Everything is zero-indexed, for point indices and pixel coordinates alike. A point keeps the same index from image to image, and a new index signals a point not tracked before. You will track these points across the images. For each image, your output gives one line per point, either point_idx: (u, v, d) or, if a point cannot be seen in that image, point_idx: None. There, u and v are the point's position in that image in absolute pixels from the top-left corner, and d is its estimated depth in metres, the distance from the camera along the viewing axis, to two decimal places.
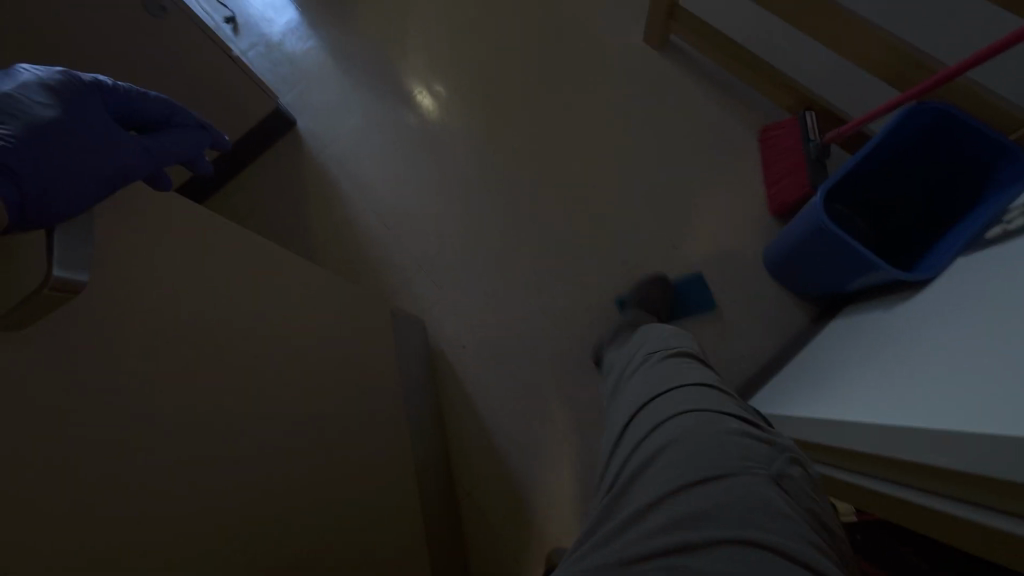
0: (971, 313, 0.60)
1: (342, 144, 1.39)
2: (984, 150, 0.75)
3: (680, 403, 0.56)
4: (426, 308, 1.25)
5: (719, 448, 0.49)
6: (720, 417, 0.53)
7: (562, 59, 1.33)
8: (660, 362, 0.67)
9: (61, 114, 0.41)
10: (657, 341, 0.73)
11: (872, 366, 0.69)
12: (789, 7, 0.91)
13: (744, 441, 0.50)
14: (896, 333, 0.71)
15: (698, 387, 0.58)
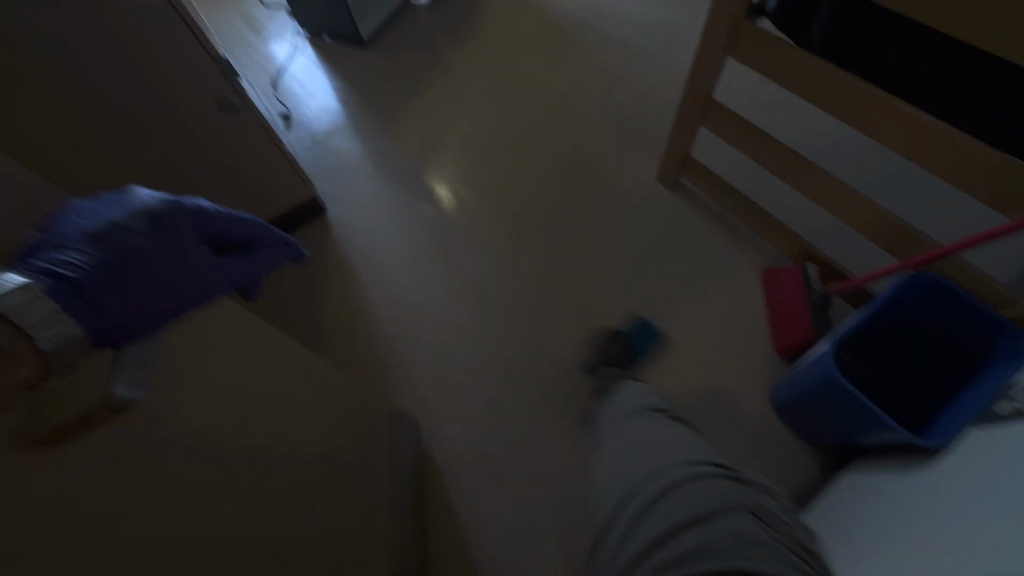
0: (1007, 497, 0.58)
1: (366, 233, 1.45)
2: (982, 324, 0.80)
3: (660, 457, 0.70)
4: (426, 407, 1.22)
5: (700, 494, 0.60)
6: (701, 468, 0.65)
7: (582, 184, 1.46)
8: (635, 423, 0.84)
9: (154, 239, 0.46)
10: (633, 403, 0.92)
11: (908, 541, 0.65)
12: (792, 171, 1.04)
13: (723, 483, 0.62)
14: (926, 506, 0.68)
15: (667, 448, 0.72)
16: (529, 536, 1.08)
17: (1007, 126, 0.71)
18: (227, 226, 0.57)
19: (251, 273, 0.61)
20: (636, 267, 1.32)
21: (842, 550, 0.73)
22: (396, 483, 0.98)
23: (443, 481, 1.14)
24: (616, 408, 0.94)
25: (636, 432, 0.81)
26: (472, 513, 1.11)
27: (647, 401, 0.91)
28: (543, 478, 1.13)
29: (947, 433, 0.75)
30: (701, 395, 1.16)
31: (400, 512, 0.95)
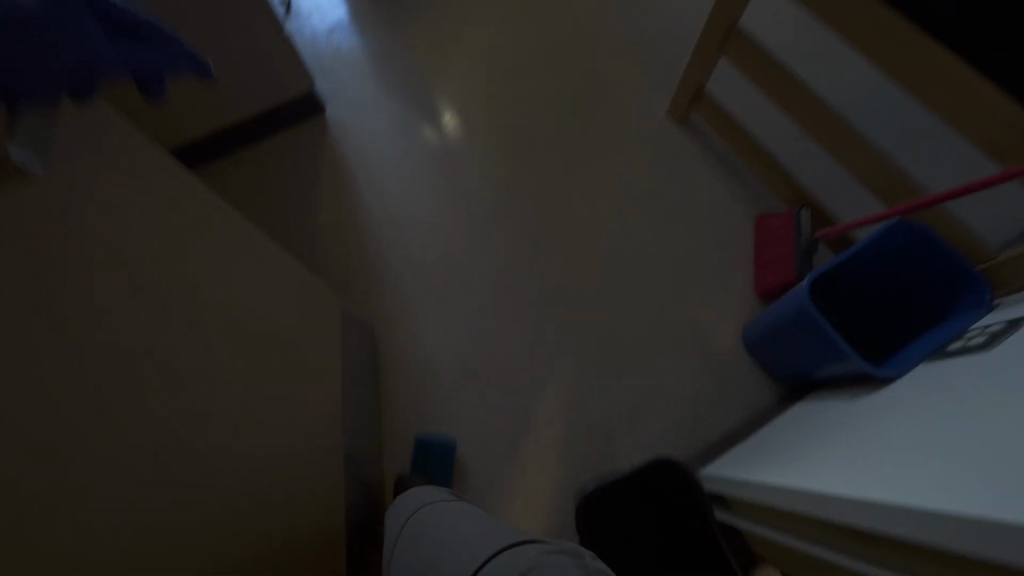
0: (937, 406, 0.65)
1: (364, 138, 1.42)
2: (951, 275, 0.85)
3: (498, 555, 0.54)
4: (412, 313, 1.26)
5: (513, 567, 0.50)
6: (520, 549, 0.53)
7: (590, 111, 1.42)
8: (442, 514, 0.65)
9: (40, 7, 0.45)
10: (419, 502, 0.72)
11: (839, 449, 0.72)
12: (802, 109, 1.02)
13: (550, 561, 0.50)
14: (864, 422, 0.75)
15: (471, 534, 0.59)
16: (501, 436, 1.16)
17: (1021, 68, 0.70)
18: (132, 18, 0.54)
19: (158, 76, 0.58)
20: (632, 200, 1.32)
21: (781, 457, 0.80)
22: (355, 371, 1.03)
23: (422, 381, 1.21)
24: (393, 526, 0.71)
25: (433, 524, 0.64)
26: (448, 412, 1.19)
27: (427, 498, 0.73)
28: (516, 389, 1.18)
29: (903, 365, 0.80)
30: (677, 327, 1.20)
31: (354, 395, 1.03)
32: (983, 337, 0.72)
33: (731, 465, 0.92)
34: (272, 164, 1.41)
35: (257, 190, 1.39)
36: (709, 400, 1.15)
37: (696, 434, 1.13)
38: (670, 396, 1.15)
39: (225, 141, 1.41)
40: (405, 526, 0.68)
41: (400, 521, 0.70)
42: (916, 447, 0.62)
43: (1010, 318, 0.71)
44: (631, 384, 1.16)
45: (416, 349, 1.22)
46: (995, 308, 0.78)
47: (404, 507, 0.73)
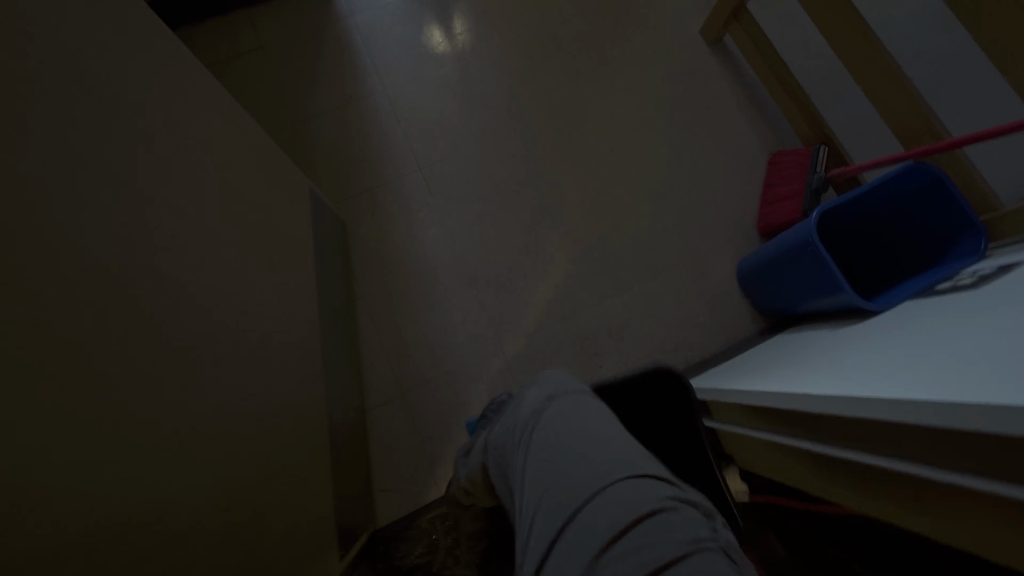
0: (926, 330, 0.68)
1: (372, 15, 1.32)
2: (955, 222, 0.87)
3: (631, 465, 0.46)
4: (413, 209, 1.23)
5: (614, 499, 0.42)
6: (647, 484, 0.44)
7: (617, 15, 1.32)
8: (569, 405, 0.57)
9: None
10: (555, 385, 0.64)
11: (824, 366, 0.75)
12: (838, 36, 0.98)
13: (686, 512, 0.42)
14: (851, 344, 0.77)
15: (605, 443, 0.49)
16: (489, 345, 1.16)
17: None
18: None
19: None
20: (650, 122, 1.27)
21: (760, 375, 0.85)
22: (325, 259, 1.00)
23: (415, 284, 1.19)
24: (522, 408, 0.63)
25: (567, 414, 0.55)
26: (438, 317, 1.17)
27: (569, 394, 0.61)
28: (511, 293, 1.19)
29: (891, 302, 0.84)
30: (677, 254, 1.21)
31: (326, 284, 0.99)
32: (972, 280, 0.75)
33: (711, 382, 0.98)
34: (271, 36, 1.30)
35: (248, 64, 1.28)
36: (696, 327, 1.19)
37: (681, 357, 1.17)
38: (660, 318, 1.19)
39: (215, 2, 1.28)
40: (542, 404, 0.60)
41: (540, 395, 0.63)
42: (911, 361, 0.62)
43: (1001, 265, 0.74)
44: (624, 307, 1.19)
45: (415, 246, 1.21)
46: (987, 256, 0.81)
47: (543, 383, 0.67)
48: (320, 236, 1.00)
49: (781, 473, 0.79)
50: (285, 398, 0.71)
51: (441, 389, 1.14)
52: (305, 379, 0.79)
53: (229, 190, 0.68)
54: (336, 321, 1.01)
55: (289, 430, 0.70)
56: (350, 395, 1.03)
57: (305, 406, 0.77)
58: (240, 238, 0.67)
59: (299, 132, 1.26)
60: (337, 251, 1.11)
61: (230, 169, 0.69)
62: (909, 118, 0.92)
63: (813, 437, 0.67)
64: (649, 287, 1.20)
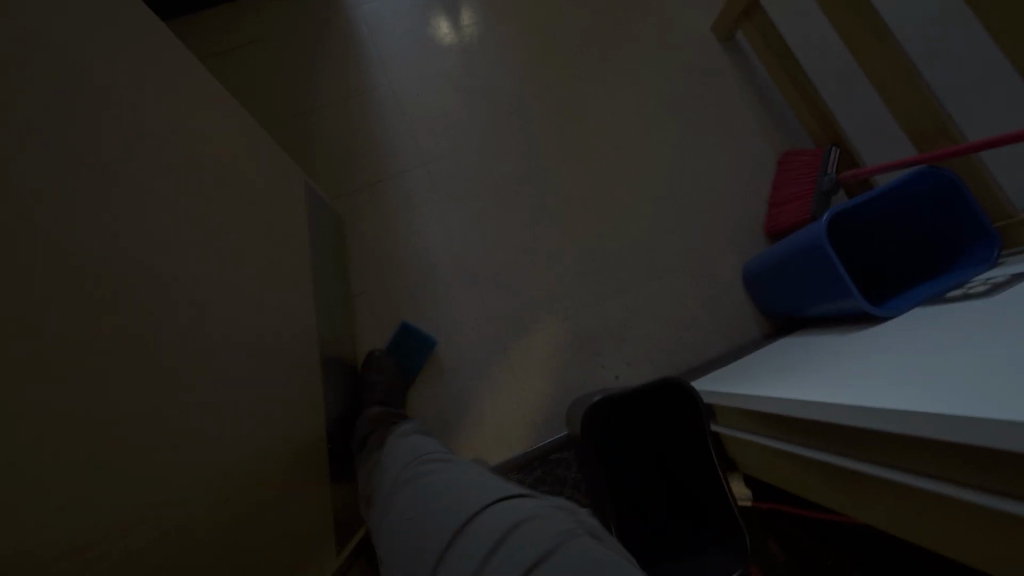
0: (936, 337, 0.66)
1: (379, 7, 1.30)
2: (967, 227, 0.85)
3: (487, 492, 0.60)
4: (416, 205, 1.21)
5: (488, 520, 0.54)
6: (511, 501, 0.57)
7: (627, 12, 1.30)
8: (419, 465, 0.72)
9: None
10: (405, 449, 0.79)
11: (831, 372, 0.73)
12: (853, 36, 0.96)
13: (550, 512, 0.56)
14: (861, 350, 0.76)
15: (452, 487, 0.63)
16: (491, 344, 1.15)
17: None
18: None
19: None
20: (658, 121, 1.25)
21: (764, 380, 0.84)
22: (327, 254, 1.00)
23: (416, 280, 1.18)
24: (390, 468, 0.76)
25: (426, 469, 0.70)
26: (438, 315, 1.16)
27: (418, 449, 0.77)
28: (512, 292, 1.18)
29: (900, 308, 0.83)
30: (682, 256, 1.20)
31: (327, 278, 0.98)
32: (985, 287, 0.74)
33: (715, 385, 0.96)
34: (275, 26, 1.28)
35: (250, 55, 1.27)
36: (699, 330, 1.17)
37: (683, 360, 1.16)
38: (663, 320, 1.17)
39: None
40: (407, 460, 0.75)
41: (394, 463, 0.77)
42: (921, 370, 0.60)
43: (1016, 272, 0.72)
44: (626, 308, 1.17)
45: (417, 242, 1.20)
46: (1001, 263, 0.79)
47: (391, 447, 0.82)
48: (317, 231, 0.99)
49: (782, 480, 0.78)
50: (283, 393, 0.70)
51: (440, 386, 1.13)
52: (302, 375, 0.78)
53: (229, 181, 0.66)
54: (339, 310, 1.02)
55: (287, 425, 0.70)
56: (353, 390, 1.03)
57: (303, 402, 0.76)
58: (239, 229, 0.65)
59: (302, 125, 1.24)
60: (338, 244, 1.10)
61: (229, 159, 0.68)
62: (926, 121, 0.90)
63: (817, 447, 0.66)
64: (652, 288, 1.18)
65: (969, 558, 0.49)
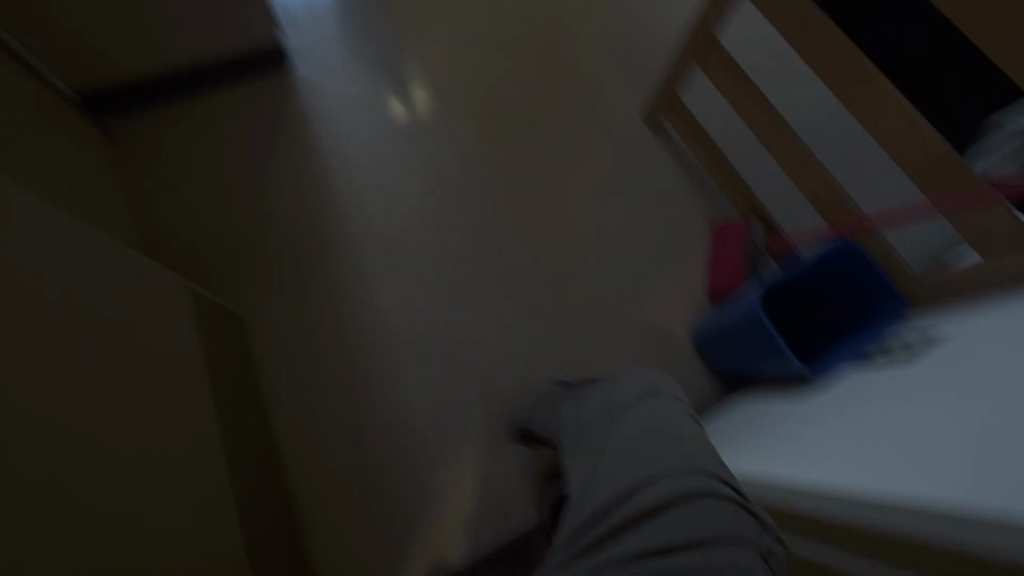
0: (885, 410, 0.73)
1: (335, 102, 1.36)
2: (878, 292, 0.96)
3: (687, 464, 0.53)
4: (374, 290, 1.22)
5: (657, 488, 0.52)
6: (706, 486, 0.51)
7: (568, 102, 1.41)
8: (652, 407, 0.64)
9: None
10: (641, 387, 0.70)
11: (802, 445, 0.79)
12: (767, 130, 1.09)
13: (727, 511, 0.49)
14: (811, 424, 0.80)
15: (668, 448, 0.56)
16: (456, 428, 1.15)
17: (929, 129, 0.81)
18: None
19: None
20: (602, 200, 1.34)
21: (750, 457, 0.88)
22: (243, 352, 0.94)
23: (376, 363, 1.16)
24: (618, 395, 0.73)
25: (648, 412, 0.65)
26: (401, 399, 1.15)
27: (660, 386, 0.69)
28: (473, 373, 1.18)
29: (836, 373, 0.89)
30: (633, 326, 1.25)
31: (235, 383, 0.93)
32: (906, 352, 0.81)
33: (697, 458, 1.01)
34: (228, 119, 1.32)
35: (204, 146, 1.29)
36: None
37: None
38: None
39: (161, 91, 1.30)
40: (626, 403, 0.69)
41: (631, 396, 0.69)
42: (885, 443, 0.67)
43: (927, 337, 0.81)
44: (588, 377, 1.21)
45: (376, 327, 1.19)
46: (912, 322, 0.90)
47: (619, 389, 0.74)
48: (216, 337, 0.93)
49: None
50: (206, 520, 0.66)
51: (402, 475, 1.10)
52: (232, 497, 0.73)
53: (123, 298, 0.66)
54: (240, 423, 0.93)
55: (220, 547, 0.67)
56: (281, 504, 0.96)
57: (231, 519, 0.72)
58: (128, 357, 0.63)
59: (256, 212, 1.26)
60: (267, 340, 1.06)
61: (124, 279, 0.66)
62: (826, 197, 1.02)
63: (834, 544, 0.65)
64: (608, 359, 1.22)
65: None
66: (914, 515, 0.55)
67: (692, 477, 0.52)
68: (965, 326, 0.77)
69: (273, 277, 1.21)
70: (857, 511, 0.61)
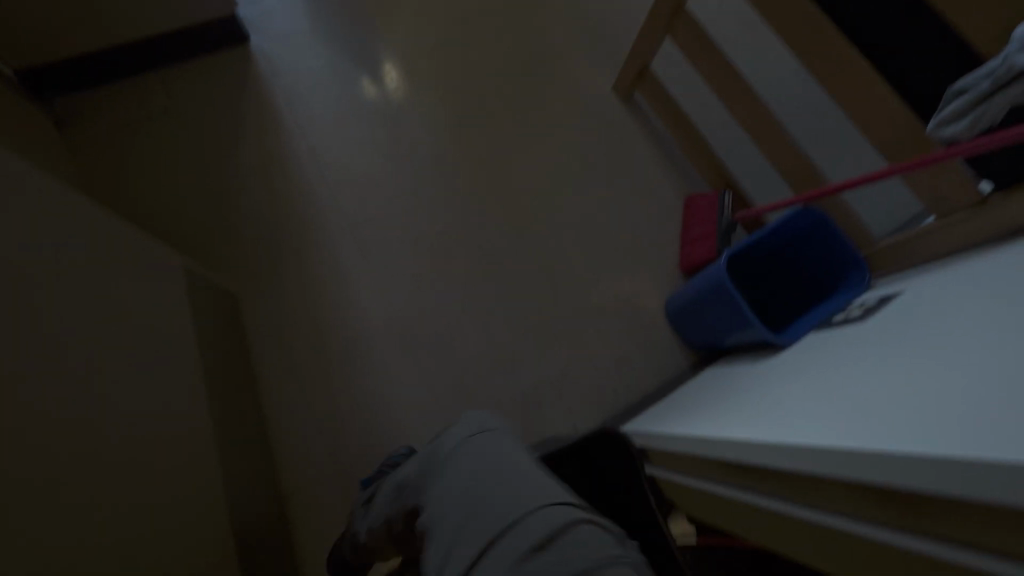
0: (843, 365, 0.71)
1: (297, 78, 1.31)
2: (841, 258, 0.97)
3: (537, 496, 0.50)
4: (344, 271, 1.20)
5: (533, 524, 0.46)
6: (563, 512, 0.48)
7: (537, 76, 1.39)
8: (483, 442, 0.58)
9: None
10: (471, 424, 0.63)
11: (754, 403, 0.78)
12: (733, 99, 1.09)
13: (595, 536, 0.46)
14: (774, 381, 0.81)
15: (515, 487, 0.51)
16: (431, 405, 1.14)
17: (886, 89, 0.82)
18: None
19: None
20: (573, 175, 1.33)
21: (700, 415, 0.86)
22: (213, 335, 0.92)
23: (349, 346, 1.15)
24: (438, 441, 0.63)
25: (491, 450, 0.57)
26: (375, 378, 1.14)
27: (476, 420, 0.64)
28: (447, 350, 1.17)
29: (796, 335, 0.92)
30: (607, 299, 1.25)
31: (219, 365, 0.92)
32: (860, 311, 0.83)
33: (649, 419, 1.00)
34: (182, 97, 1.26)
35: (158, 126, 1.23)
36: (631, 368, 1.22)
37: (620, 399, 1.20)
38: (595, 363, 1.21)
39: (109, 70, 1.23)
40: (461, 442, 0.60)
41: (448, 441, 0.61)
42: (837, 397, 0.64)
43: (882, 296, 0.84)
44: (564, 353, 1.21)
45: (348, 308, 1.17)
46: (871, 286, 0.91)
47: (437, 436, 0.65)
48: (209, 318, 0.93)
49: (718, 518, 0.80)
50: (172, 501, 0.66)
51: (379, 456, 1.10)
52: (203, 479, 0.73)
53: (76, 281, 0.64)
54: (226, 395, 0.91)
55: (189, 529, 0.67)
56: (263, 486, 0.96)
57: (202, 501, 0.72)
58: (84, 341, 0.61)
59: (218, 195, 1.21)
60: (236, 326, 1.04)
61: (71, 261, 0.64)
62: (793, 165, 1.03)
63: (775, 494, 0.66)
64: (582, 332, 1.22)
65: None
66: (861, 461, 0.51)
67: (550, 504, 0.48)
68: (916, 285, 0.80)
69: (239, 262, 1.18)
70: (804, 457, 0.58)
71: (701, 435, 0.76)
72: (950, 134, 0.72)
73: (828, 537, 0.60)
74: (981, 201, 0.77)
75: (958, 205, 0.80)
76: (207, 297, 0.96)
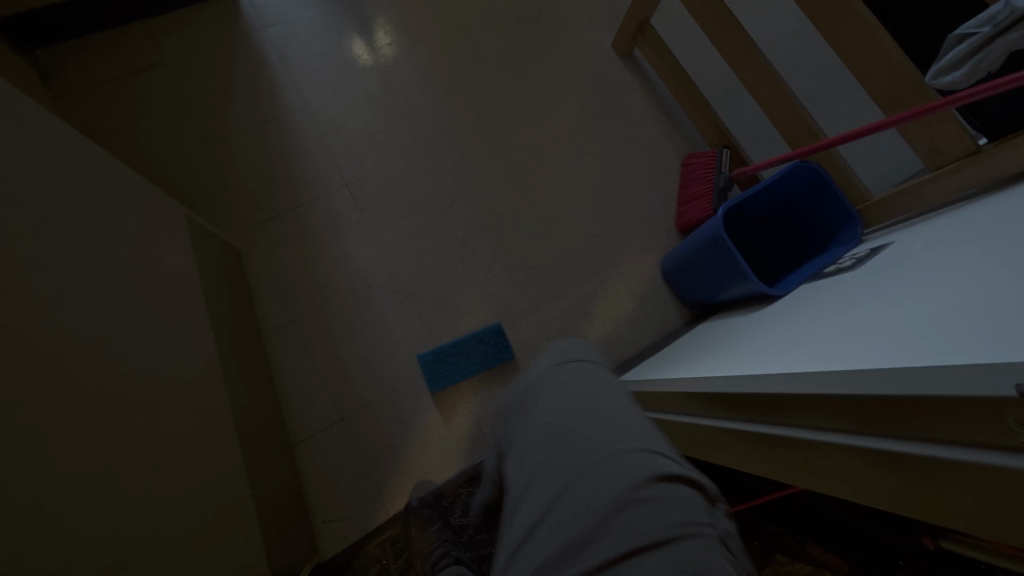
0: (834, 309, 0.74)
1: (288, 29, 1.27)
2: (837, 213, 0.98)
3: (626, 442, 0.56)
4: (341, 227, 1.20)
5: (607, 478, 0.52)
6: (651, 465, 0.53)
7: (534, 32, 1.37)
8: (573, 379, 0.66)
9: None
10: (561, 357, 0.71)
11: (749, 348, 0.81)
12: (731, 53, 1.08)
13: (684, 496, 0.51)
14: (770, 328, 0.83)
15: (604, 429, 0.58)
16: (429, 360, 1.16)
17: (883, 37, 0.82)
18: None
19: None
20: (570, 134, 1.32)
21: (697, 361, 0.89)
22: (217, 294, 0.92)
23: (349, 304, 1.16)
24: (534, 369, 0.73)
25: (573, 392, 0.64)
26: (374, 333, 1.15)
27: (566, 354, 0.72)
28: (446, 306, 1.19)
29: (789, 287, 0.95)
30: (604, 257, 1.27)
31: (227, 319, 0.94)
32: (853, 262, 0.86)
33: (648, 370, 1.03)
34: (171, 49, 1.22)
35: (150, 78, 1.20)
36: (628, 324, 1.25)
37: (617, 354, 1.23)
38: (593, 319, 1.24)
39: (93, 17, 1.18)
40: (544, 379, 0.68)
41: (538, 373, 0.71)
42: (828, 336, 0.68)
43: (875, 248, 0.86)
44: (562, 311, 1.23)
45: (348, 264, 1.18)
46: (863, 240, 0.93)
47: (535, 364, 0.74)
48: (209, 271, 0.94)
49: (705, 450, 0.83)
50: (183, 449, 0.69)
51: (380, 408, 1.12)
52: (213, 430, 0.75)
53: (70, 235, 0.64)
54: (233, 346, 0.92)
55: (200, 476, 0.69)
56: (273, 436, 0.98)
57: (215, 451, 0.74)
58: (82, 297, 0.62)
59: (212, 152, 1.19)
60: (233, 285, 1.04)
61: (60, 211, 0.64)
62: (792, 120, 1.03)
63: (757, 422, 0.68)
64: (579, 290, 1.24)
65: (860, 499, 0.58)
66: (847, 380, 0.54)
67: (635, 453, 0.54)
68: (907, 235, 0.82)
69: (236, 220, 1.16)
70: (789, 383, 0.60)
71: (696, 377, 0.81)
72: (949, 82, 0.73)
73: (803, 456, 0.62)
74: (972, 152, 0.79)
75: (950, 154, 0.81)
76: (207, 249, 0.96)
